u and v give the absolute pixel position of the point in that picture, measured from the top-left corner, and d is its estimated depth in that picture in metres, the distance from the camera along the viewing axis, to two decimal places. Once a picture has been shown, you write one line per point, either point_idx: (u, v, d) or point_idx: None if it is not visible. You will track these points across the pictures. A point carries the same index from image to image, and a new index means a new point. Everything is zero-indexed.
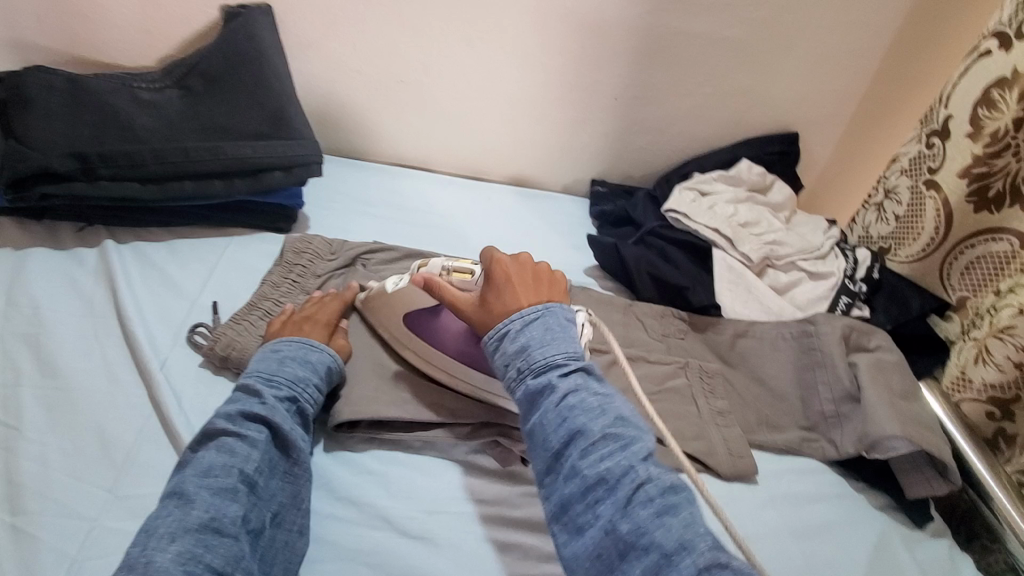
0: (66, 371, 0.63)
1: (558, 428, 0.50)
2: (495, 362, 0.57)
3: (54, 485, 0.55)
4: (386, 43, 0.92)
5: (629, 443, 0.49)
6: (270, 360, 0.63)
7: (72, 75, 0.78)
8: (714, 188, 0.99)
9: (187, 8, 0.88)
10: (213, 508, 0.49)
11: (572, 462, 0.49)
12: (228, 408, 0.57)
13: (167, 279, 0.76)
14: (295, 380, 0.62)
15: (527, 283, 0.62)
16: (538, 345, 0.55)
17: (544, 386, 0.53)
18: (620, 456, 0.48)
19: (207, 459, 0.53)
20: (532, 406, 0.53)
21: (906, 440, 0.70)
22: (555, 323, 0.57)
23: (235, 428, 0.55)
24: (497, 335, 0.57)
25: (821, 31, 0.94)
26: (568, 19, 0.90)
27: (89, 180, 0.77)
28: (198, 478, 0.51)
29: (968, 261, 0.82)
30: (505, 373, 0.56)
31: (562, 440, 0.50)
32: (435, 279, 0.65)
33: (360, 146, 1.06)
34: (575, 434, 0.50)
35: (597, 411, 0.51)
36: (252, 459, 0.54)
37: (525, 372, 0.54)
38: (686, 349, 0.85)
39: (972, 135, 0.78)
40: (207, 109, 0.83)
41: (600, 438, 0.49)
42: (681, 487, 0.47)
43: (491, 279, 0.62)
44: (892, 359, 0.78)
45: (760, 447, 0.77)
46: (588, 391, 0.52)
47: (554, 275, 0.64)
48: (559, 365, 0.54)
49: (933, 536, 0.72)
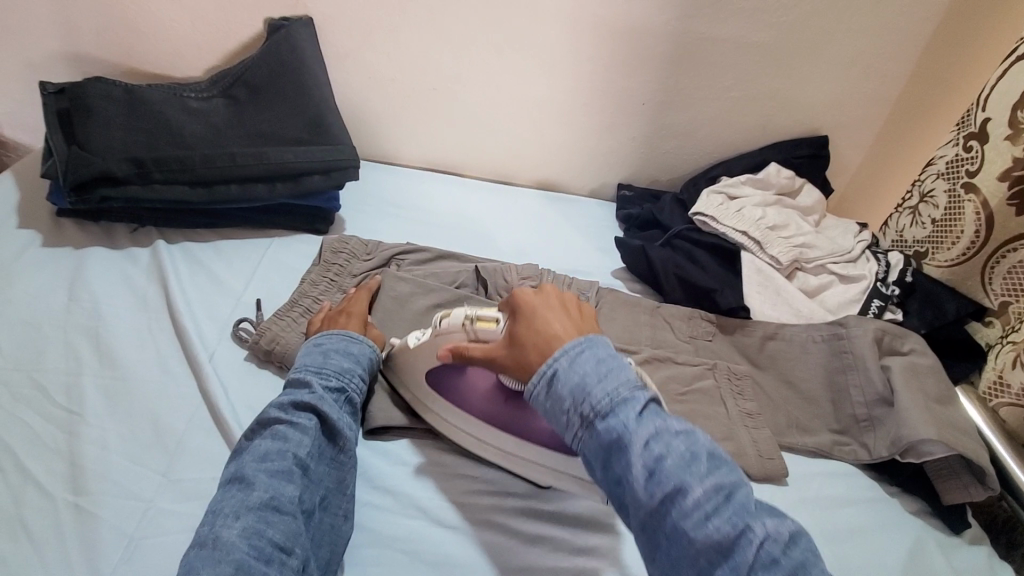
0: (122, 362, 0.67)
1: (647, 484, 0.45)
2: (548, 408, 0.51)
3: (113, 467, 0.58)
4: (420, 52, 0.96)
5: (732, 492, 0.44)
6: (315, 353, 0.65)
7: (129, 86, 0.83)
8: (742, 191, 0.99)
9: (233, 21, 0.93)
10: (272, 488, 0.52)
11: (673, 523, 0.44)
12: (281, 398, 0.60)
13: (214, 277, 0.80)
14: (341, 371, 0.64)
15: (560, 313, 0.57)
16: (597, 384, 0.49)
17: (619, 433, 0.47)
18: (729, 513, 0.43)
19: (263, 446, 0.56)
20: (609, 457, 0.47)
21: (942, 444, 0.69)
22: (606, 352, 0.52)
23: (286, 417, 0.58)
24: (544, 379, 0.51)
25: (852, 35, 0.94)
26: (597, 27, 0.93)
27: (144, 183, 0.81)
28: (256, 463, 0.54)
29: (1010, 265, 0.80)
30: (564, 419, 0.50)
31: (657, 499, 0.44)
32: (463, 344, 0.61)
33: (393, 151, 1.10)
34: (670, 490, 0.44)
35: (688, 456, 0.46)
36: (304, 444, 0.57)
37: (591, 418, 0.49)
38: (713, 350, 0.85)
39: (1011, 138, 0.78)
40: (251, 117, 0.87)
41: (702, 493, 0.44)
42: (801, 535, 0.42)
43: (517, 314, 0.58)
44: (928, 362, 0.77)
45: (790, 449, 0.77)
46: (670, 432, 0.47)
47: (579, 305, 0.61)
48: (630, 405, 0.48)
49: (971, 543, 0.70)
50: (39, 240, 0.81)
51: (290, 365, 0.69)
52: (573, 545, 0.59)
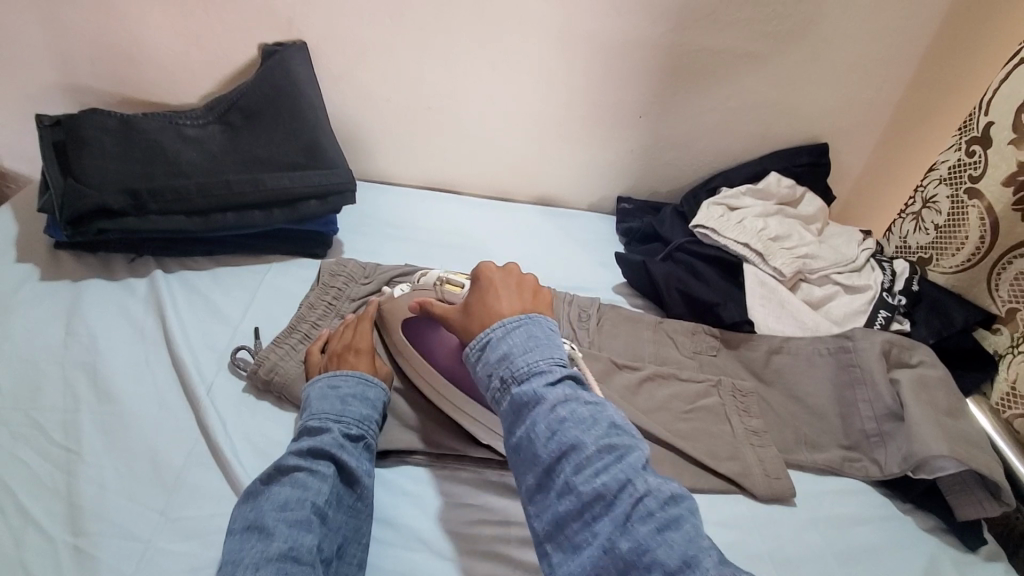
0: (121, 396, 0.67)
1: (548, 442, 0.48)
2: (477, 371, 0.55)
3: (112, 507, 0.58)
4: (414, 71, 0.96)
5: (624, 454, 0.47)
6: (333, 399, 0.64)
7: (124, 116, 0.83)
8: (743, 202, 0.98)
9: (226, 48, 0.93)
10: (291, 538, 0.52)
11: (566, 478, 0.47)
12: (300, 444, 0.59)
13: (211, 305, 0.80)
14: (361, 419, 0.64)
15: (512, 291, 0.60)
16: (520, 352, 0.53)
17: (531, 396, 0.50)
18: (616, 469, 0.46)
19: (282, 494, 0.55)
20: (517, 417, 0.51)
21: (955, 460, 0.67)
22: (539, 329, 0.55)
23: (306, 464, 0.57)
24: (479, 345, 0.56)
25: (846, 41, 0.93)
26: (590, 40, 0.92)
27: (141, 214, 0.81)
28: (275, 512, 0.53)
29: (1016, 272, 0.78)
30: (487, 381, 0.54)
31: (554, 454, 0.48)
32: (429, 300, 0.67)
33: (391, 171, 1.10)
34: (567, 448, 0.47)
35: (589, 421, 0.49)
36: (323, 492, 0.56)
37: (509, 382, 0.52)
38: (718, 366, 0.84)
39: (1015, 141, 0.77)
40: (247, 143, 0.87)
41: (596, 452, 0.47)
42: (682, 497, 0.46)
43: (475, 286, 0.62)
44: (937, 374, 0.76)
45: (799, 466, 0.75)
46: (578, 401, 0.50)
47: (541, 288, 0.63)
48: (544, 373, 0.51)
49: (988, 559, 0.68)
50: (37, 273, 0.81)
51: (290, 397, 0.69)
52: None
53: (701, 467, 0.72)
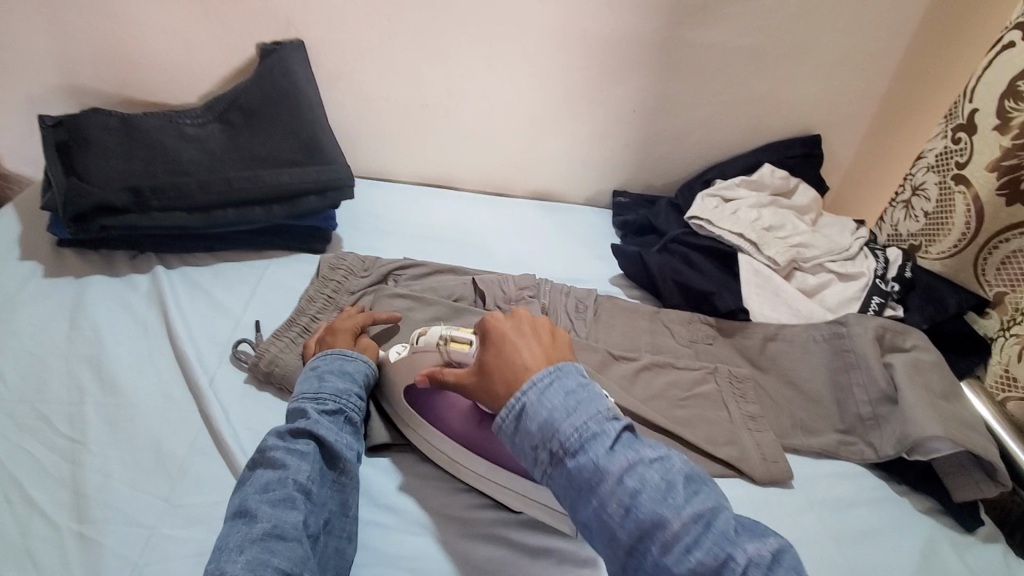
0: (125, 388, 0.68)
1: (624, 520, 0.47)
2: (517, 443, 0.53)
3: (117, 495, 0.59)
4: (411, 70, 0.97)
5: (711, 519, 0.45)
6: (311, 378, 0.65)
7: (126, 116, 0.85)
8: (737, 193, 0.99)
9: (225, 48, 0.94)
10: (274, 518, 0.52)
11: (654, 558, 0.45)
12: (279, 427, 0.60)
13: (212, 300, 0.81)
14: (338, 394, 0.64)
15: (529, 338, 0.58)
16: (564, 418, 0.51)
17: (591, 470, 0.48)
18: (709, 542, 0.44)
19: (263, 477, 0.56)
20: (581, 494, 0.49)
21: (949, 441, 0.68)
22: (574, 384, 0.53)
23: (285, 445, 0.58)
24: (513, 414, 0.53)
25: (837, 34, 0.94)
26: (584, 37, 0.93)
27: (142, 211, 0.82)
28: (258, 494, 0.54)
29: (1002, 256, 0.80)
30: (534, 455, 0.52)
31: (635, 534, 0.46)
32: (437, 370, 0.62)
33: (389, 168, 1.11)
34: (647, 525, 0.46)
35: (662, 488, 0.47)
36: (304, 469, 0.56)
37: (561, 455, 0.50)
38: (714, 354, 0.85)
39: (999, 128, 0.78)
40: (246, 141, 0.88)
41: (681, 526, 0.45)
42: (783, 551, 0.44)
43: (488, 342, 0.59)
44: (931, 358, 0.76)
45: (796, 451, 0.76)
46: (643, 464, 0.48)
47: (554, 330, 0.61)
48: (599, 441, 0.49)
49: (985, 541, 0.69)
50: (41, 271, 0.82)
51: (290, 387, 0.70)
52: (579, 557, 0.59)
53: (699, 453, 0.73)
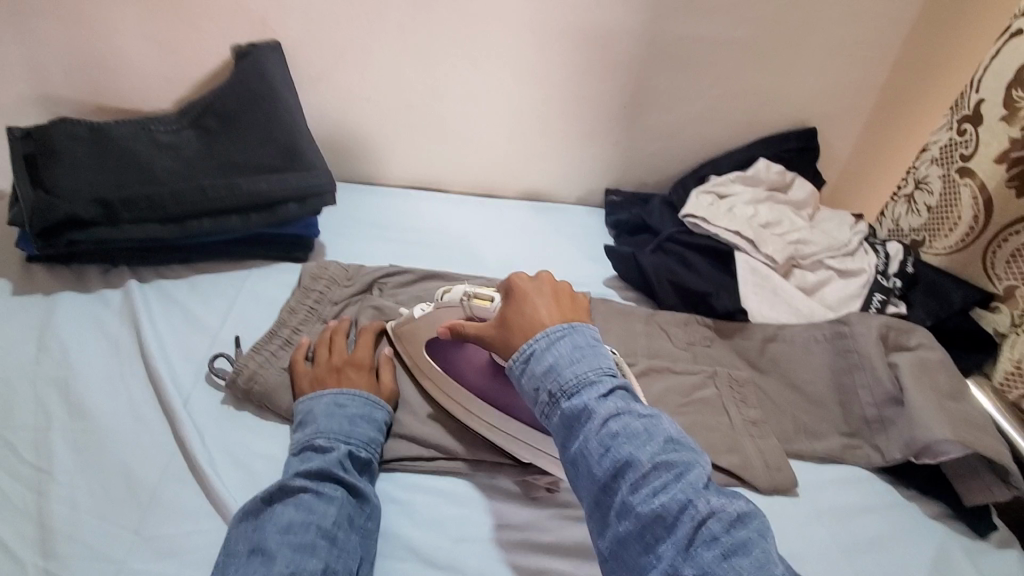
0: (96, 412, 0.64)
1: (601, 459, 0.46)
2: (522, 384, 0.53)
3: (85, 528, 0.55)
4: (393, 70, 0.94)
5: (683, 471, 0.45)
6: (341, 419, 0.62)
7: (94, 124, 0.81)
8: (732, 189, 0.96)
9: (200, 51, 0.91)
10: (294, 563, 0.50)
11: (623, 497, 0.45)
12: (307, 466, 0.58)
13: (189, 315, 0.77)
14: (369, 442, 0.62)
15: (548, 297, 0.58)
16: (567, 363, 0.51)
17: (581, 412, 0.49)
18: (676, 488, 0.44)
19: (286, 516, 0.53)
20: (570, 433, 0.49)
21: (959, 445, 0.65)
22: (583, 337, 0.53)
23: (313, 486, 0.56)
24: (522, 357, 0.53)
25: (832, 23, 0.92)
26: (572, 32, 0.90)
27: (113, 224, 0.78)
28: (279, 534, 0.52)
29: (1013, 248, 0.77)
30: (533, 397, 0.52)
31: (609, 471, 0.46)
32: (459, 323, 0.64)
33: (373, 172, 1.07)
34: (622, 465, 0.46)
35: (643, 436, 0.47)
36: (329, 514, 0.54)
37: (557, 395, 0.50)
38: (712, 357, 0.82)
39: (1007, 118, 0.76)
40: (222, 147, 0.85)
41: (652, 470, 0.45)
42: (749, 515, 0.43)
43: (510, 296, 0.60)
44: (937, 357, 0.74)
45: (800, 456, 0.73)
46: (631, 413, 0.48)
47: (575, 295, 0.61)
48: (594, 386, 0.49)
49: (999, 546, 0.67)
50: (8, 288, 0.78)
51: (270, 405, 0.66)
52: None
53: None
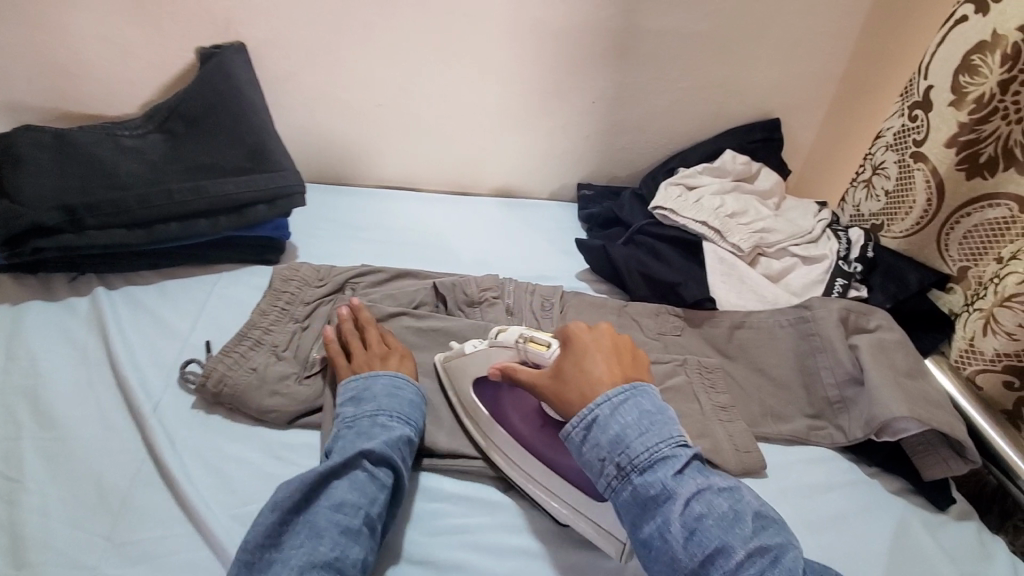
0: (65, 421, 0.64)
1: (688, 544, 0.48)
2: (584, 453, 0.54)
3: (56, 535, 0.55)
4: (362, 70, 0.94)
5: (777, 556, 0.46)
6: (398, 401, 0.64)
7: (59, 131, 0.80)
8: (700, 181, 0.98)
9: (163, 53, 0.90)
10: (340, 548, 0.51)
11: None
12: (368, 442, 0.58)
13: (158, 320, 0.77)
14: (419, 428, 0.64)
15: (608, 355, 0.59)
16: (636, 435, 0.52)
17: (658, 490, 0.50)
18: (773, 575, 0.45)
19: (340, 494, 0.54)
20: (646, 512, 0.50)
21: (915, 420, 0.68)
22: (649, 406, 0.54)
23: (371, 466, 0.57)
24: (582, 423, 0.54)
25: (791, 16, 0.94)
26: (538, 29, 0.91)
27: (78, 230, 0.77)
28: (330, 513, 0.53)
29: (964, 230, 0.81)
30: (600, 470, 0.53)
31: (698, 558, 0.47)
32: (513, 365, 0.64)
33: (345, 172, 1.07)
34: (712, 552, 0.47)
35: (728, 517, 0.48)
36: (378, 501, 0.55)
37: (628, 470, 0.51)
38: (682, 345, 0.84)
39: (955, 103, 0.78)
40: (189, 150, 0.84)
41: (745, 556, 0.46)
42: None
43: (569, 351, 0.60)
44: (895, 337, 0.76)
45: (767, 439, 0.75)
46: (711, 491, 0.50)
47: (634, 353, 0.62)
48: (670, 464, 0.51)
49: (957, 518, 0.69)
50: None
51: (241, 407, 0.66)
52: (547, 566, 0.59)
53: None
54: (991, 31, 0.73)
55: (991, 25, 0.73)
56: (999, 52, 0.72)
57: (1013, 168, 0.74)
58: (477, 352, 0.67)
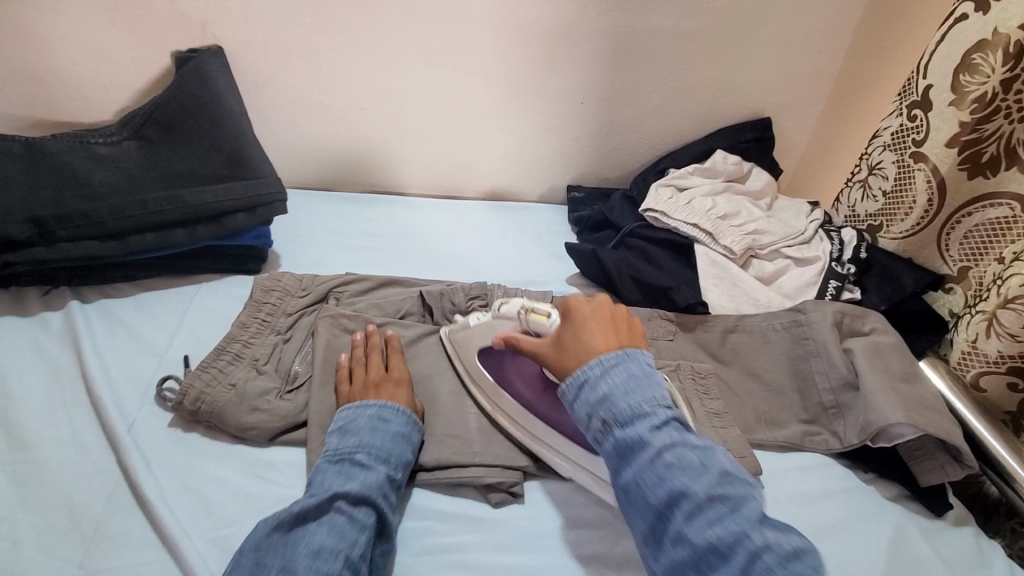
0: (35, 443, 0.61)
1: (656, 489, 0.48)
2: (575, 408, 0.55)
3: (23, 566, 0.53)
4: (345, 73, 0.92)
5: (739, 505, 0.46)
6: (380, 435, 0.61)
7: (29, 140, 0.77)
8: (691, 182, 0.97)
9: (137, 58, 0.87)
10: None
11: (678, 526, 0.47)
12: (345, 483, 0.55)
13: (134, 335, 0.74)
14: (402, 464, 0.61)
15: (605, 324, 0.59)
16: (620, 393, 0.53)
17: (635, 441, 0.50)
18: (730, 521, 0.45)
19: (317, 538, 0.51)
20: (623, 461, 0.51)
21: (911, 426, 0.66)
22: (638, 367, 0.55)
23: (348, 508, 0.54)
24: (576, 382, 0.55)
25: (782, 13, 0.92)
26: (524, 29, 0.89)
27: (49, 243, 0.74)
28: (308, 559, 0.50)
29: (966, 229, 0.79)
30: (587, 423, 0.54)
31: (663, 500, 0.48)
32: (514, 336, 0.66)
33: (330, 177, 1.05)
34: (677, 495, 0.47)
35: (698, 469, 0.48)
36: (359, 544, 0.52)
37: (611, 424, 0.52)
38: (675, 351, 0.82)
39: (955, 103, 0.77)
40: (165, 158, 0.82)
41: (707, 502, 0.46)
42: (805, 551, 0.44)
43: (567, 321, 0.61)
44: (889, 341, 0.75)
45: (761, 446, 0.74)
46: (686, 445, 0.50)
47: (632, 320, 0.61)
48: (648, 417, 0.51)
49: (955, 524, 0.68)
50: None
51: (220, 425, 0.64)
52: None
53: None
54: (992, 29, 0.72)
55: (992, 23, 0.72)
56: (999, 51, 0.71)
57: (1015, 167, 0.73)
58: (483, 324, 0.72)
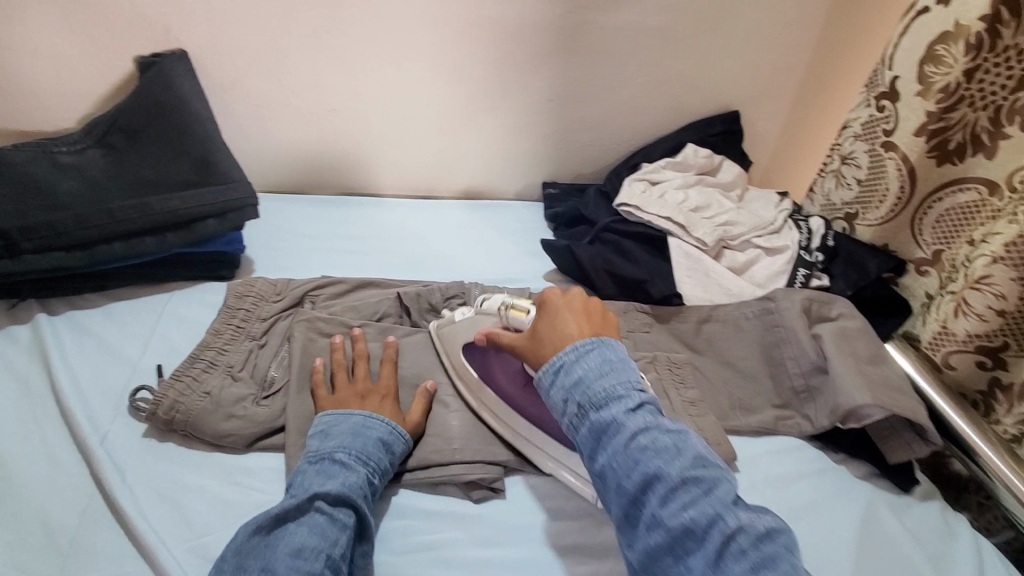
0: (4, 459, 0.60)
1: (631, 473, 0.49)
2: (551, 394, 0.56)
3: None
4: (314, 76, 0.91)
5: (712, 487, 0.47)
6: (361, 440, 0.61)
7: None
8: (663, 175, 0.98)
9: (97, 63, 0.85)
10: None
11: (652, 510, 0.47)
12: (327, 485, 0.55)
13: (105, 346, 0.73)
14: (382, 470, 0.60)
15: (579, 315, 0.60)
16: (595, 377, 0.53)
17: (610, 423, 0.51)
18: (703, 503, 0.46)
19: (299, 538, 0.51)
20: (599, 445, 0.51)
21: (879, 407, 0.68)
22: (612, 353, 0.55)
23: (330, 507, 0.54)
24: (552, 368, 0.56)
25: (747, 8, 0.94)
26: (492, 28, 0.90)
27: (13, 256, 0.73)
28: (288, 558, 0.49)
29: (937, 214, 0.81)
30: (563, 408, 0.55)
31: (639, 484, 0.48)
32: (496, 332, 0.67)
33: (303, 180, 1.04)
34: (652, 479, 0.48)
35: (672, 451, 0.49)
36: (340, 544, 0.52)
37: (587, 408, 0.52)
38: (652, 342, 0.83)
39: (921, 93, 0.79)
40: (131, 165, 0.80)
41: (680, 484, 0.47)
42: (778, 531, 0.45)
43: (544, 314, 0.61)
44: (856, 325, 0.78)
45: (737, 432, 0.76)
46: (660, 428, 0.50)
47: (607, 312, 0.63)
48: (622, 401, 0.52)
49: (922, 499, 0.71)
50: None
51: (196, 433, 0.64)
52: None
53: None
54: (953, 22, 0.74)
55: (953, 16, 0.74)
56: (961, 42, 0.73)
57: (981, 152, 0.76)
58: (466, 321, 0.73)
